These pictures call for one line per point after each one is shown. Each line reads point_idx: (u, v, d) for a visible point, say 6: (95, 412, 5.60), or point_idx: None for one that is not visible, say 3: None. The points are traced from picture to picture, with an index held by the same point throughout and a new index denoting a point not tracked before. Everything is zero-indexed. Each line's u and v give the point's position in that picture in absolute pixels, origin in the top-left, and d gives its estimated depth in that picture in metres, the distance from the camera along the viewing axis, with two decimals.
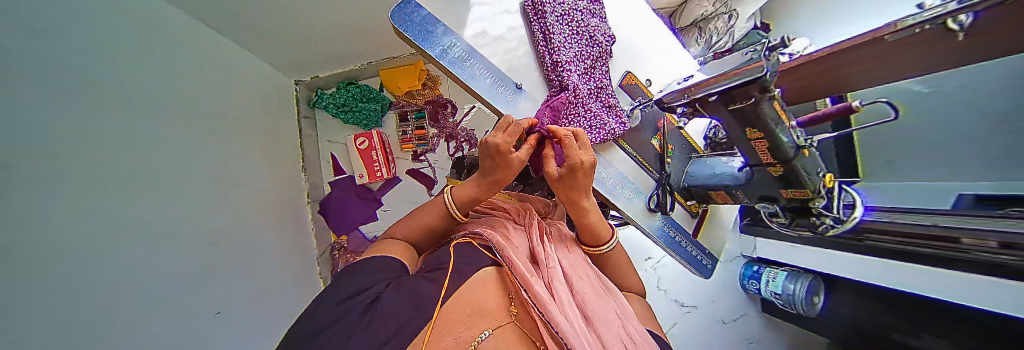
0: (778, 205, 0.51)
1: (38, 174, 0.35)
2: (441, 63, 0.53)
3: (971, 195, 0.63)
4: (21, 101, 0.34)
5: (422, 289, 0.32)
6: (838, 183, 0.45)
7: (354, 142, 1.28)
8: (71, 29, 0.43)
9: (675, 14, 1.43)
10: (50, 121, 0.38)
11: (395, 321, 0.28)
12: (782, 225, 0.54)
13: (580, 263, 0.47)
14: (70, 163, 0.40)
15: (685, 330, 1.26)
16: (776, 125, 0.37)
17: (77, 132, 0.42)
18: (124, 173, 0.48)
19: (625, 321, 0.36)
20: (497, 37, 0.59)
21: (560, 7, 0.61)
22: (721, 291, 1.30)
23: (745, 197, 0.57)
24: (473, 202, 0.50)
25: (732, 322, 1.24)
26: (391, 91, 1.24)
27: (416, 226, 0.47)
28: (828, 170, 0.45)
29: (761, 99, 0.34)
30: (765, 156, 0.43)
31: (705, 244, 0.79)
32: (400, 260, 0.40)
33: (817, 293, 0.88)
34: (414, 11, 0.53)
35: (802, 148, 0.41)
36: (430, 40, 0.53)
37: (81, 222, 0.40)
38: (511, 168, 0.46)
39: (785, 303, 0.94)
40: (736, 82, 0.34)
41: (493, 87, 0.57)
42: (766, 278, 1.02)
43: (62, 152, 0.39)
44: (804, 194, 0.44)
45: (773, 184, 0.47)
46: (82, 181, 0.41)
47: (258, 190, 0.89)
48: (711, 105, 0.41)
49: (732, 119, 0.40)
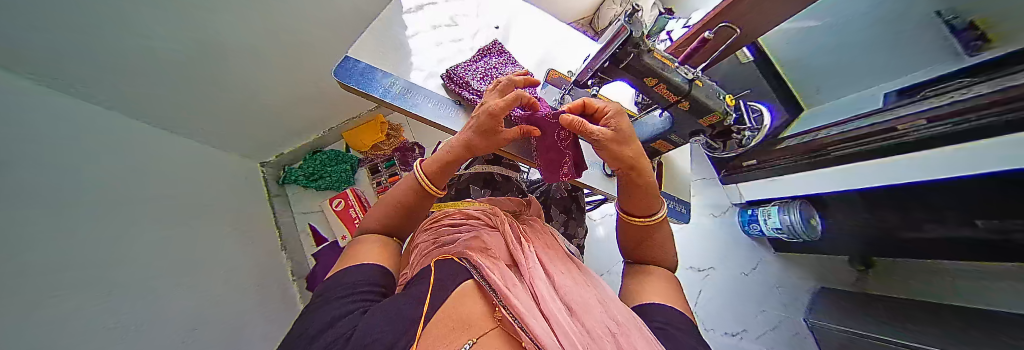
0: (705, 135, 0.56)
1: (30, 243, 0.32)
2: (384, 100, 0.56)
3: (893, 94, 0.86)
4: (12, 169, 0.33)
5: (398, 308, 0.27)
6: (738, 101, 0.51)
7: (332, 204, 1.25)
8: (32, 116, 0.41)
9: (592, 22, 1.60)
10: (39, 193, 0.36)
11: (374, 340, 0.22)
12: (717, 150, 0.61)
13: (561, 258, 0.44)
14: (51, 236, 0.36)
15: (710, 294, 1.27)
16: (663, 70, 0.42)
17: (56, 208, 0.38)
18: (97, 254, 0.42)
19: (607, 304, 0.33)
20: (431, 71, 0.65)
21: (476, 71, 0.66)
22: (729, 246, 1.34)
23: (679, 138, 0.59)
24: (442, 172, 0.45)
25: (752, 272, 1.29)
26: (357, 149, 1.28)
27: (386, 206, 0.45)
28: (726, 92, 0.49)
29: (640, 52, 0.40)
30: (669, 98, 0.47)
31: (675, 193, 0.77)
32: (382, 267, 0.36)
33: (811, 216, 1.03)
34: (352, 65, 0.58)
35: (695, 81, 0.46)
36: (372, 85, 0.57)
37: (71, 302, 0.34)
38: (506, 136, 0.43)
39: (790, 235, 1.09)
40: (619, 41, 0.40)
41: (436, 111, 0.60)
42: (763, 218, 1.18)
43: (50, 240, 0.35)
44: (716, 118, 0.50)
45: (690, 120, 0.52)
46: (64, 257, 0.37)
47: (236, 271, 0.78)
48: (610, 70, 0.44)
49: (631, 77, 0.45)
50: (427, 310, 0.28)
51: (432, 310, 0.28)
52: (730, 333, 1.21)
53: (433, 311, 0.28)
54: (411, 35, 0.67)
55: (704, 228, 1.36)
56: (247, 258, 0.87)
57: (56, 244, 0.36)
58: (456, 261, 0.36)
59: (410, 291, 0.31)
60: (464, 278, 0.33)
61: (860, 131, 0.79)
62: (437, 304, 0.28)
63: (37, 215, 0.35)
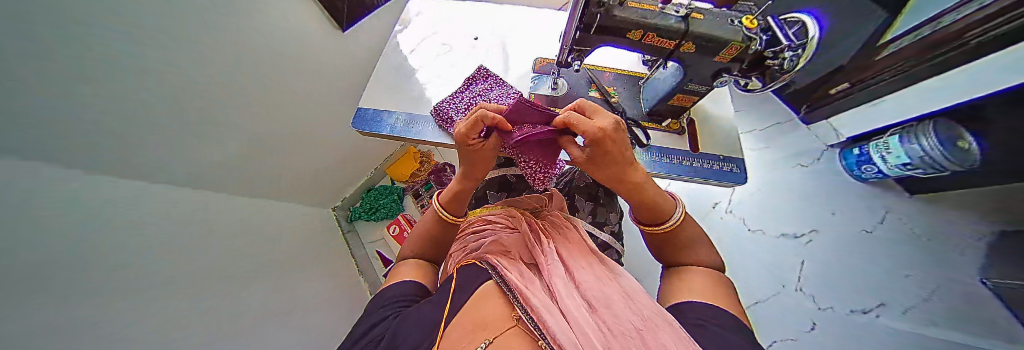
0: (731, 71, 0.50)
1: (151, 295, 0.38)
2: (394, 135, 0.64)
3: None
4: (149, 233, 0.42)
5: (422, 314, 0.30)
6: (767, 18, 0.44)
7: (389, 231, 1.20)
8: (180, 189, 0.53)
9: None
10: (170, 248, 0.45)
11: None
12: (759, 89, 0.51)
13: (584, 252, 0.41)
14: (180, 284, 0.44)
15: (821, 264, 1.03)
16: (645, 18, 0.42)
17: (188, 258, 0.47)
18: (216, 294, 0.50)
19: (633, 301, 0.31)
20: (427, 97, 0.70)
21: (460, 103, 0.65)
22: (837, 200, 1.10)
23: (700, 85, 0.53)
24: (456, 204, 0.48)
25: (878, 228, 1.03)
26: (398, 179, 1.25)
27: (417, 238, 0.48)
28: (744, 13, 0.45)
29: (606, 10, 0.42)
30: (665, 44, 0.46)
31: (716, 151, 0.65)
32: (418, 282, 0.40)
33: (959, 136, 0.80)
34: (364, 111, 0.66)
35: (692, 16, 0.43)
36: (380, 125, 0.65)
37: (183, 341, 0.39)
38: (490, 160, 0.43)
39: (928, 168, 0.87)
40: (580, 7, 0.43)
41: (436, 133, 0.64)
42: (879, 156, 0.97)
43: (176, 289, 0.43)
44: (735, 49, 0.45)
45: (706, 59, 0.47)
46: (188, 301, 0.44)
47: (332, 296, 0.88)
48: (585, 39, 0.48)
49: (611, 36, 0.46)
50: (448, 311, 0.30)
51: (453, 313, 0.30)
52: (859, 310, 0.93)
53: (454, 312, 0.30)
54: (416, 70, 0.74)
55: (792, 184, 1.15)
56: (345, 281, 1.01)
57: (181, 291, 0.43)
58: (479, 264, 0.38)
59: (437, 295, 0.34)
60: (483, 278, 0.34)
61: (979, 10, 0.61)
62: (457, 304, 0.30)
63: (166, 268, 0.42)
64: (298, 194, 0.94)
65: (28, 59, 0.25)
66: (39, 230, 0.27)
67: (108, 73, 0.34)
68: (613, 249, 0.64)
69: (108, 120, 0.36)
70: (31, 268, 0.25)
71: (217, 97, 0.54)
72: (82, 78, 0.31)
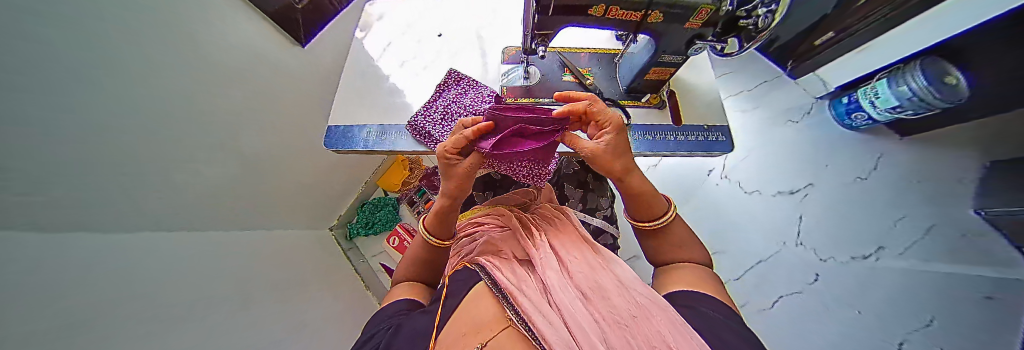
0: (704, 37, 0.48)
1: (177, 322, 0.37)
2: (369, 150, 0.62)
3: None
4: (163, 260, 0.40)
5: (415, 326, 0.29)
6: None
7: (389, 242, 1.19)
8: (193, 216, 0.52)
9: None
10: (184, 276, 0.43)
11: None
12: (736, 51, 0.49)
13: (577, 242, 0.40)
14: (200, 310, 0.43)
15: (819, 218, 1.04)
16: None
17: (203, 286, 0.46)
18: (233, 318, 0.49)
19: (628, 288, 0.30)
20: (400, 103, 0.67)
21: (433, 110, 0.62)
22: (830, 152, 1.10)
23: (674, 55, 0.51)
24: (447, 229, 0.43)
25: (872, 174, 1.04)
26: (390, 189, 1.23)
27: (408, 260, 0.45)
28: None
29: None
30: (631, 16, 0.43)
31: (701, 121, 0.64)
32: (414, 300, 0.39)
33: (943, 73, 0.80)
34: (333, 130, 0.64)
35: None
36: (351, 142, 0.62)
37: None
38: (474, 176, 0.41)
39: (916, 109, 0.87)
40: None
41: (412, 143, 0.63)
42: (867, 102, 0.96)
43: (197, 316, 0.41)
44: (706, 11, 0.42)
45: (676, 27, 0.45)
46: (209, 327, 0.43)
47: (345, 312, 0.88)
48: (547, 23, 0.45)
49: (574, 16, 0.44)
50: (440, 319, 0.29)
51: (445, 320, 0.28)
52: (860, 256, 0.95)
53: (446, 318, 0.29)
54: (387, 74, 0.71)
55: (784, 142, 1.14)
56: (354, 296, 1.00)
57: (203, 318, 0.42)
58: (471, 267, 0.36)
59: (430, 305, 0.33)
60: (475, 281, 0.33)
61: None
62: (448, 312, 0.29)
63: (184, 295, 0.41)
64: (296, 216, 0.93)
65: (28, 65, 0.23)
66: (46, 257, 0.26)
67: (103, 79, 0.32)
68: (608, 233, 0.65)
69: (93, 120, 0.31)
70: (57, 297, 0.24)
71: (208, 111, 0.52)
72: (88, 95, 0.30)
